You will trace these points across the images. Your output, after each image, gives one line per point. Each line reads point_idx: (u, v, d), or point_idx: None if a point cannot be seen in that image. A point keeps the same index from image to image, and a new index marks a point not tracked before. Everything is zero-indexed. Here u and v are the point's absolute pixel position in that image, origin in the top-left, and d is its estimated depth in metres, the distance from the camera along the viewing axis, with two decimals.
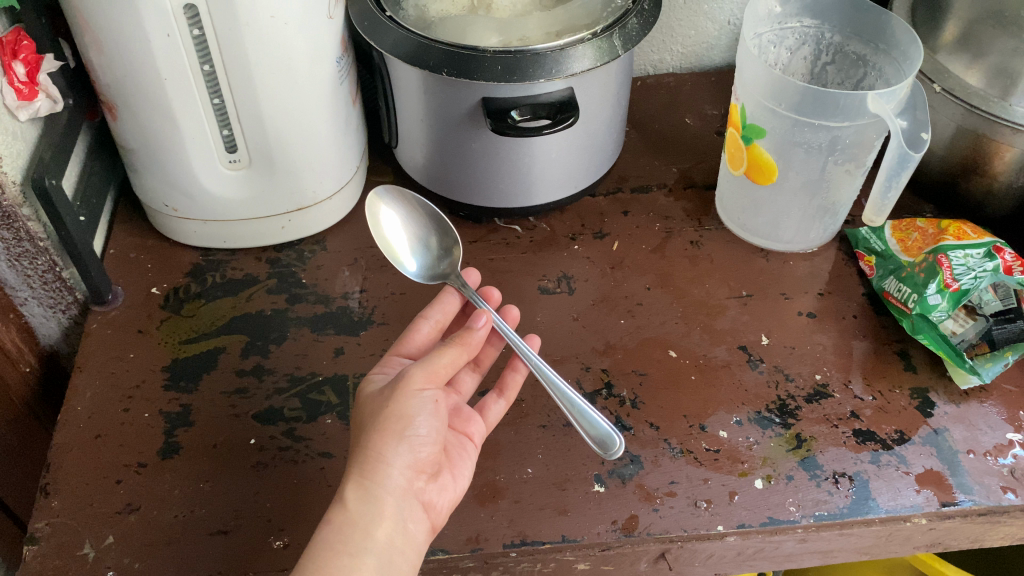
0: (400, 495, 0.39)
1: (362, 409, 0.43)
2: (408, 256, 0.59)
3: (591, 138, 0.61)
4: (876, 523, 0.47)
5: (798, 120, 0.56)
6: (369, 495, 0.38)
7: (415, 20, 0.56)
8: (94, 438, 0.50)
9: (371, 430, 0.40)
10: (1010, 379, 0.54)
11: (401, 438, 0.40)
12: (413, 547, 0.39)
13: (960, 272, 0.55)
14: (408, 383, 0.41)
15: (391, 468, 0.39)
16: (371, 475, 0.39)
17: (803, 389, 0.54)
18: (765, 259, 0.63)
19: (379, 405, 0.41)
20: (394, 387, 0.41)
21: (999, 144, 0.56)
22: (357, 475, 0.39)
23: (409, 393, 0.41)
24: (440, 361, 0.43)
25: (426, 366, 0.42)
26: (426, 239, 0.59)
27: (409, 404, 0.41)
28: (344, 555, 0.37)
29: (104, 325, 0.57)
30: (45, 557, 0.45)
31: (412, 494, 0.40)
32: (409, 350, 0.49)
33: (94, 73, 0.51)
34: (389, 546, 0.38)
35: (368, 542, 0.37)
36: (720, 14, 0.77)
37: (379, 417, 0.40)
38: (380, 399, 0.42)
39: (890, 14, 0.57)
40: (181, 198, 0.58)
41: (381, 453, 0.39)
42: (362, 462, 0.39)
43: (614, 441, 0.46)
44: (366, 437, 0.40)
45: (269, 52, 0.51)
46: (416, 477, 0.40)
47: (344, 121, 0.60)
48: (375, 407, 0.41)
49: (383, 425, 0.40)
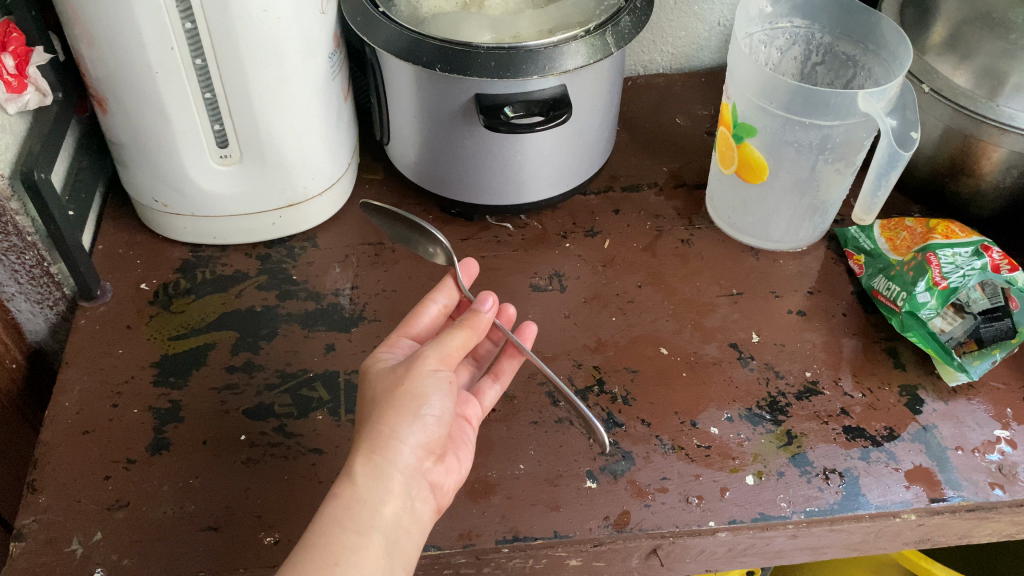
0: (409, 474, 0.39)
1: (370, 385, 0.43)
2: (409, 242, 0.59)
3: (583, 136, 0.61)
4: (866, 519, 0.47)
5: (789, 119, 0.56)
6: (379, 470, 0.38)
7: (408, 17, 0.56)
8: (82, 434, 0.50)
9: (383, 406, 0.40)
10: (997, 377, 0.55)
11: (416, 417, 0.40)
12: (418, 527, 0.39)
13: (948, 270, 0.55)
14: (422, 362, 0.41)
15: (403, 446, 0.39)
16: (384, 451, 0.39)
17: (793, 386, 0.54)
18: (755, 257, 0.64)
19: (391, 383, 0.41)
20: (412, 363, 0.41)
21: (986, 144, 0.57)
22: (368, 448, 0.39)
23: (422, 372, 0.41)
24: (453, 344, 0.43)
25: (439, 347, 0.42)
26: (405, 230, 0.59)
27: (424, 383, 0.41)
28: (351, 532, 0.36)
29: (92, 321, 0.57)
30: (32, 554, 0.44)
31: (421, 474, 0.40)
32: (415, 331, 0.49)
33: (85, 67, 0.51)
34: (396, 526, 0.38)
35: (375, 519, 0.37)
36: (710, 15, 0.78)
37: (392, 393, 0.40)
38: (391, 378, 0.41)
39: (879, 16, 0.57)
40: (170, 193, 0.58)
41: (395, 430, 0.39)
42: (372, 438, 0.39)
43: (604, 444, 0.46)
44: (377, 413, 0.40)
45: (262, 46, 0.50)
46: (425, 458, 0.40)
47: (336, 116, 0.60)
48: (387, 385, 0.41)
49: (398, 401, 0.40)
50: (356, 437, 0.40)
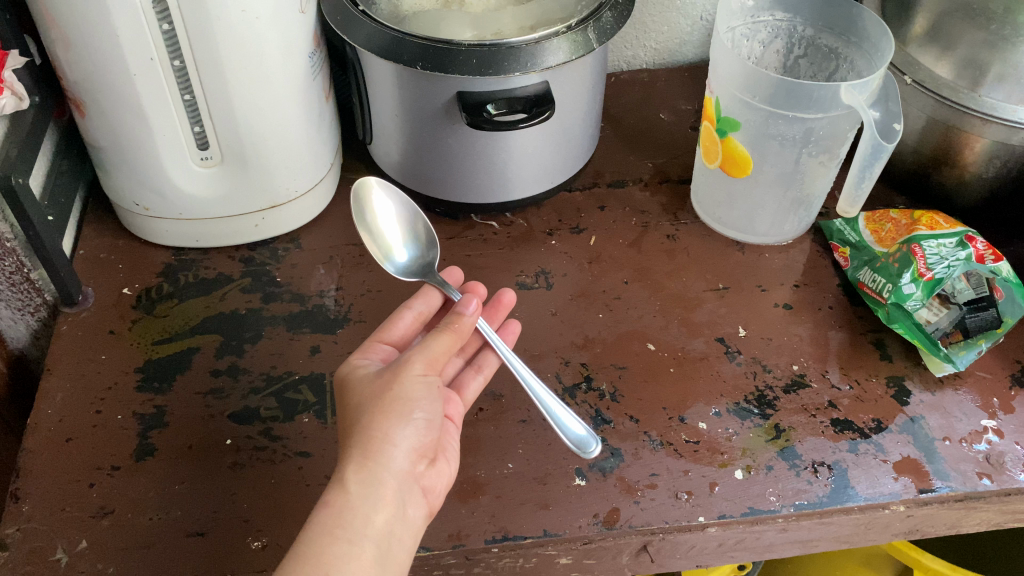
0: (402, 480, 0.39)
1: (353, 392, 0.42)
2: (398, 248, 0.58)
3: (566, 132, 0.61)
4: (855, 511, 0.47)
5: (773, 113, 0.56)
6: (371, 476, 0.38)
7: (389, 14, 0.55)
8: (65, 442, 0.49)
9: (372, 410, 0.40)
10: (983, 366, 0.55)
11: (406, 420, 0.40)
12: (411, 532, 0.39)
13: (933, 262, 0.55)
14: (407, 366, 0.41)
15: (396, 450, 0.39)
16: (376, 455, 0.38)
17: (781, 379, 0.54)
18: (741, 251, 0.63)
19: (378, 388, 0.41)
20: (400, 368, 0.41)
21: (969, 135, 0.57)
22: (359, 454, 0.38)
23: (410, 376, 0.41)
24: (438, 348, 0.42)
25: (423, 352, 0.42)
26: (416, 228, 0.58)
27: (412, 388, 0.41)
28: (342, 541, 0.36)
29: (74, 326, 0.56)
30: (15, 564, 0.44)
31: (413, 478, 0.40)
32: (391, 337, 0.48)
33: (62, 70, 0.50)
34: (388, 533, 0.37)
35: (367, 528, 0.36)
36: (693, 10, 0.77)
37: (381, 398, 0.40)
38: (377, 384, 0.41)
39: (860, 8, 0.57)
40: (151, 197, 0.57)
41: (387, 434, 0.39)
42: (364, 443, 0.38)
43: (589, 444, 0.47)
44: (366, 418, 0.39)
45: (240, 47, 0.50)
46: (417, 462, 0.40)
47: (317, 116, 0.59)
48: (373, 391, 0.41)
49: (388, 405, 0.40)
50: (343, 444, 0.40)
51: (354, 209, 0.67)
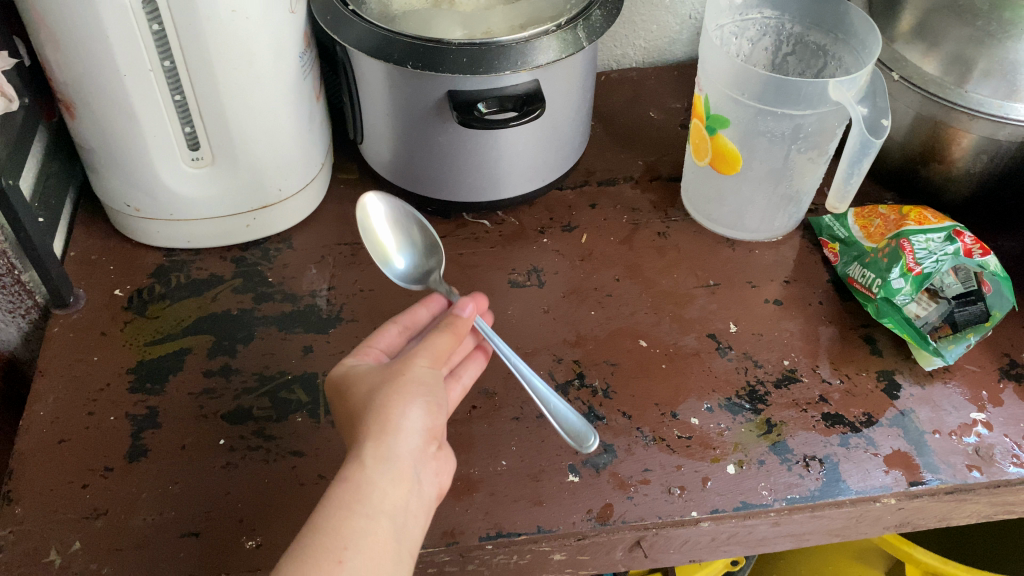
0: (417, 457, 0.38)
1: (356, 383, 0.42)
2: (397, 256, 0.58)
3: (556, 130, 0.61)
4: (846, 504, 0.48)
5: (762, 109, 0.56)
6: (387, 452, 0.37)
7: (379, 14, 0.56)
8: (58, 443, 0.49)
9: (386, 391, 0.39)
10: (972, 359, 0.55)
11: (420, 401, 0.39)
12: (424, 510, 0.39)
13: (922, 256, 0.55)
14: (412, 358, 0.41)
15: (410, 429, 0.39)
16: (391, 433, 0.38)
17: (772, 374, 0.54)
18: (731, 248, 0.64)
19: (386, 376, 0.41)
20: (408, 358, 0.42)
21: (956, 130, 0.58)
22: (375, 432, 0.38)
23: (417, 365, 0.41)
24: (443, 343, 0.42)
25: (429, 346, 0.42)
26: (410, 234, 0.58)
27: (422, 376, 0.41)
28: (360, 516, 0.35)
29: (65, 328, 0.56)
30: (9, 565, 0.44)
31: (426, 459, 0.39)
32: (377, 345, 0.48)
33: (51, 71, 0.50)
34: (403, 509, 0.37)
35: (383, 502, 0.36)
36: (681, 8, 0.78)
37: (392, 382, 0.40)
38: (384, 375, 0.41)
39: (848, 5, 0.58)
40: (142, 197, 0.57)
41: (401, 412, 0.39)
42: (380, 421, 0.38)
43: (589, 437, 0.48)
44: (381, 398, 0.39)
45: (230, 47, 0.50)
46: (429, 444, 0.40)
47: (308, 116, 0.60)
48: (381, 377, 0.41)
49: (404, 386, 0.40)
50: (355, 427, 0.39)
51: (345, 209, 0.67)
